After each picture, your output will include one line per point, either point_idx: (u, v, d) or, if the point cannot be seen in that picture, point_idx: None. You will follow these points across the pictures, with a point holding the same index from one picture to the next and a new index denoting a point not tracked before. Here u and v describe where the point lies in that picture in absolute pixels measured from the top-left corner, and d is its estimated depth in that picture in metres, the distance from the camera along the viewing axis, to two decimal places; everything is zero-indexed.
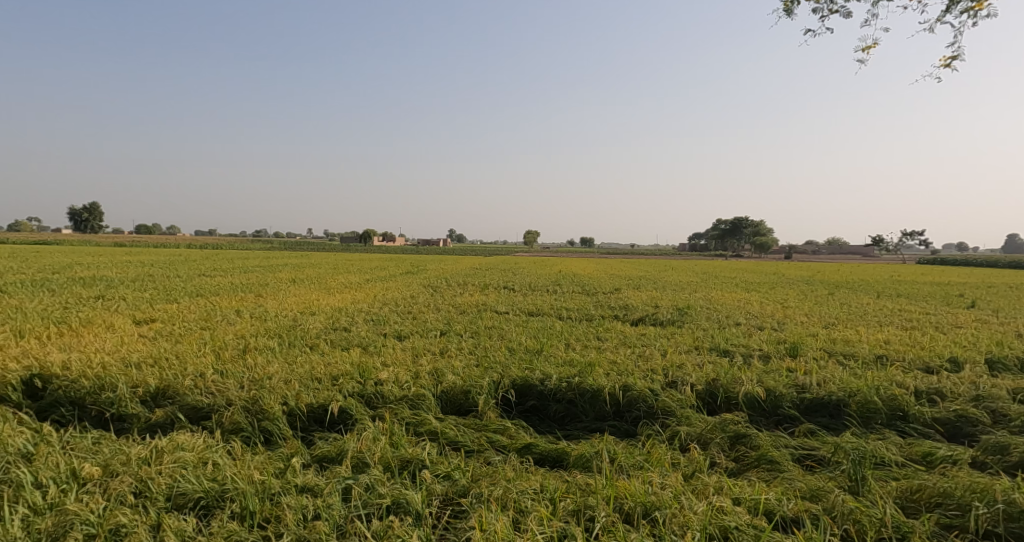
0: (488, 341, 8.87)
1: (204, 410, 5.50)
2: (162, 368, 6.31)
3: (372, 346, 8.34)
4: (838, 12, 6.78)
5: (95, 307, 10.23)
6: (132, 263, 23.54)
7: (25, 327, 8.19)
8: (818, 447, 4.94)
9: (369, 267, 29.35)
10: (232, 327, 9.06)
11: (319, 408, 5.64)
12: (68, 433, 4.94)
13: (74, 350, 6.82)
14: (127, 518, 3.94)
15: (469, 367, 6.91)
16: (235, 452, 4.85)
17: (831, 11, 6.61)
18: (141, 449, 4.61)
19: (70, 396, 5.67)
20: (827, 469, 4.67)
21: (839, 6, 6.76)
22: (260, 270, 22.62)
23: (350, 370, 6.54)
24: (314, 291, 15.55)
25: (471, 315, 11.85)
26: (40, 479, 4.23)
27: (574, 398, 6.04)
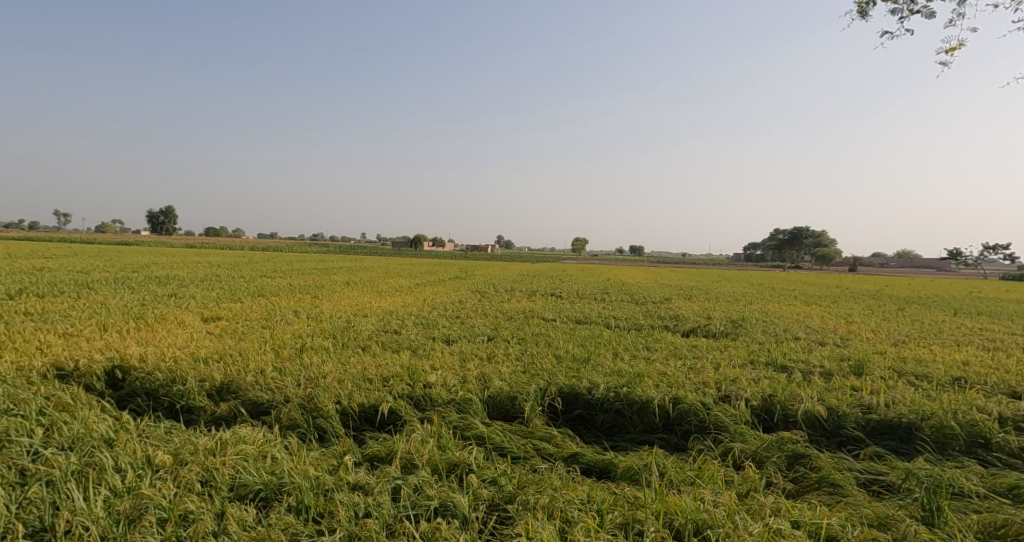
0: (534, 347, 8.92)
1: (264, 406, 5.74)
2: (227, 364, 6.63)
3: (421, 349, 8.51)
4: (921, 12, 6.44)
5: (168, 304, 10.83)
6: (197, 263, 25.11)
7: (107, 321, 8.77)
8: (887, 472, 4.74)
9: (419, 270, 30.65)
10: (290, 327, 9.45)
11: (370, 409, 5.80)
12: (144, 421, 5.25)
13: (150, 344, 7.24)
14: (194, 506, 4.14)
15: (516, 374, 6.96)
16: (291, 448, 5.04)
17: (913, 12, 6.36)
18: (207, 441, 4.85)
19: (146, 387, 6.02)
20: (897, 496, 4.48)
21: (923, 5, 6.44)
22: (318, 272, 23.78)
23: (399, 372, 6.70)
24: (368, 294, 16.04)
25: (518, 321, 11.95)
26: (119, 463, 4.50)
27: (622, 408, 6.00)
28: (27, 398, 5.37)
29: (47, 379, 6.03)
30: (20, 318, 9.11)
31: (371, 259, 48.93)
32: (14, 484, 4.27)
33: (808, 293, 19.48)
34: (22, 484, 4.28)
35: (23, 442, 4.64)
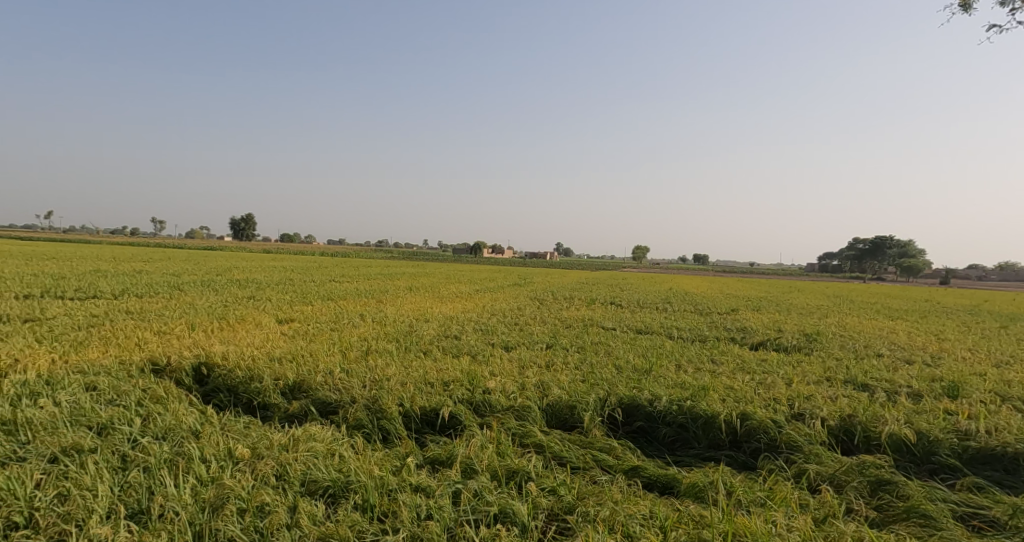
0: (594, 356, 8.85)
1: (333, 405, 5.95)
2: (299, 363, 6.92)
3: (481, 354, 8.59)
4: None
5: (247, 305, 11.45)
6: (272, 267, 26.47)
7: (194, 320, 9.35)
8: (989, 507, 4.43)
9: (479, 276, 31.07)
10: (356, 329, 9.77)
11: (431, 412, 5.91)
12: (226, 415, 5.55)
13: (231, 343, 7.66)
14: (270, 498, 4.33)
15: (576, 382, 6.91)
16: (357, 447, 5.19)
17: None
18: (280, 437, 5.08)
19: (227, 383, 6.36)
20: (1003, 534, 4.18)
21: None
22: (383, 277, 24.51)
23: (460, 377, 6.79)
24: (430, 299, 16.38)
25: (577, 329, 11.88)
26: (204, 454, 4.77)
27: (685, 422, 5.85)
28: (127, 390, 5.84)
29: (143, 373, 6.49)
30: (119, 316, 9.86)
31: (432, 264, 49.94)
32: (115, 468, 4.56)
33: (891, 307, 18.36)
34: (122, 468, 4.58)
35: (123, 430, 5.02)
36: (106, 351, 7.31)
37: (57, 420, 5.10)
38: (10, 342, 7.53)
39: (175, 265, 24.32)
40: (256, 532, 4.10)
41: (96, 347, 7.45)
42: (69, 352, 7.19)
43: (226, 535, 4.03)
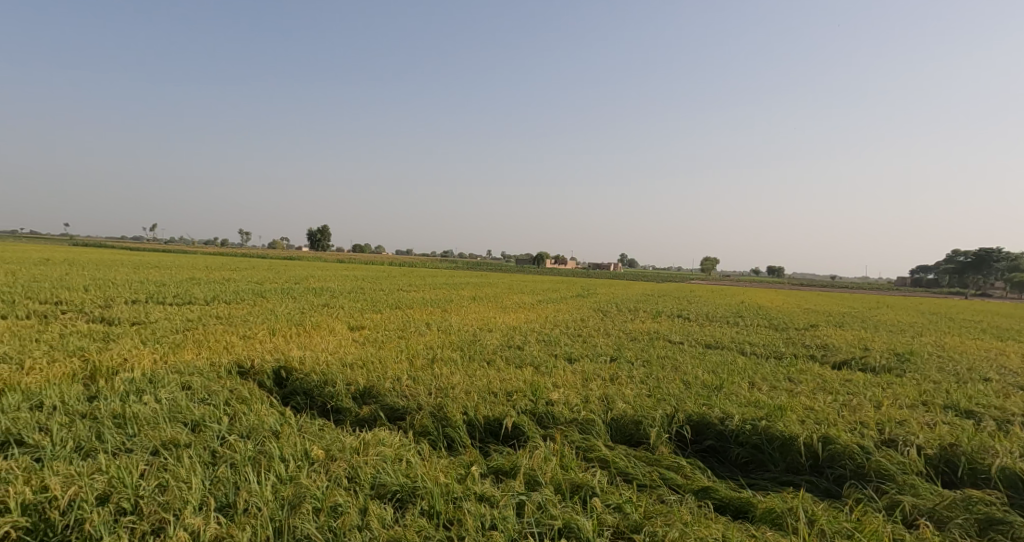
0: (661, 371, 8.59)
1: (400, 411, 6.02)
2: (369, 369, 7.07)
3: (544, 366, 8.50)
4: None
5: (322, 312, 11.88)
6: (344, 276, 27.48)
7: (274, 325, 9.80)
8: None
9: (543, 287, 31.02)
10: (423, 337, 9.91)
11: (494, 421, 5.88)
12: (303, 418, 5.74)
13: (306, 348, 7.95)
14: (342, 499, 4.40)
15: (641, 397, 6.71)
16: (423, 453, 5.22)
17: None
18: (352, 440, 5.19)
19: (303, 386, 6.59)
20: None
21: None
22: (449, 286, 24.87)
23: (523, 387, 6.74)
24: (493, 309, 16.46)
25: (643, 342, 11.59)
26: (284, 453, 4.92)
27: (760, 442, 5.55)
28: (217, 391, 6.17)
29: (230, 374, 6.84)
30: (210, 320, 10.48)
31: (495, 275, 50.33)
32: (206, 463, 4.76)
33: (995, 327, 16.82)
34: (212, 463, 4.77)
35: (212, 427, 5.28)
36: (198, 352, 7.76)
37: (157, 416, 5.42)
38: (118, 342, 8.14)
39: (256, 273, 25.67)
40: (329, 531, 4.16)
41: (189, 348, 7.91)
42: (166, 352, 7.67)
43: (303, 532, 4.11)
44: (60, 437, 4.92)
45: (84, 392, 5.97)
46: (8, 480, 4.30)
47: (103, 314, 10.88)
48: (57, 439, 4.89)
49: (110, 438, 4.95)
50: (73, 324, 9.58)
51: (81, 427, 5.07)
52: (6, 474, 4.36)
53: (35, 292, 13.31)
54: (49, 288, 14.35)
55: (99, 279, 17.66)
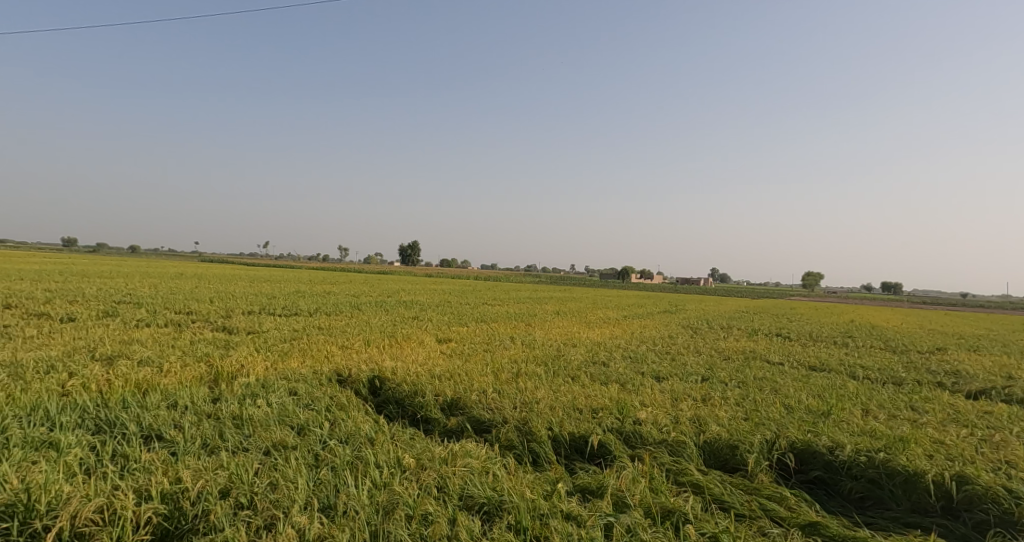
0: (758, 392, 8.04)
1: (486, 424, 5.97)
2: (456, 381, 7.11)
3: (631, 383, 8.19)
4: None
5: (413, 325, 12.18)
6: (433, 289, 28.19)
7: (369, 336, 10.14)
8: None
9: (630, 302, 30.27)
10: (508, 351, 9.88)
11: (580, 439, 5.69)
12: (395, 426, 5.83)
13: (398, 359, 8.13)
14: (432, 508, 4.37)
15: (737, 420, 6.30)
16: (509, 467, 5.12)
17: None
18: (441, 450, 5.21)
19: (395, 396, 6.72)
20: None
21: None
22: (535, 301, 24.85)
23: (609, 405, 6.50)
24: (578, 324, 16.22)
25: (738, 362, 10.95)
26: (378, 460, 5.00)
27: (878, 477, 5.02)
28: (319, 397, 6.42)
29: (330, 381, 7.10)
30: (313, 331, 11.03)
31: (580, 290, 49.92)
32: (310, 465, 4.91)
33: None
34: (315, 466, 4.93)
35: (316, 431, 5.47)
36: (303, 360, 8.14)
37: (269, 418, 5.70)
38: (235, 349, 8.74)
39: (352, 286, 26.90)
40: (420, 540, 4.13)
41: (295, 357, 8.33)
42: (276, 360, 8.12)
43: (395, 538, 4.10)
44: (190, 434, 5.27)
45: (209, 394, 6.41)
46: (150, 470, 4.60)
47: (225, 323, 11.78)
48: (188, 435, 5.24)
49: (230, 437, 5.24)
50: (199, 332, 10.42)
51: (207, 426, 5.41)
52: (148, 465, 4.67)
53: (167, 303, 14.66)
54: (180, 299, 15.76)
55: (220, 292, 19.23)
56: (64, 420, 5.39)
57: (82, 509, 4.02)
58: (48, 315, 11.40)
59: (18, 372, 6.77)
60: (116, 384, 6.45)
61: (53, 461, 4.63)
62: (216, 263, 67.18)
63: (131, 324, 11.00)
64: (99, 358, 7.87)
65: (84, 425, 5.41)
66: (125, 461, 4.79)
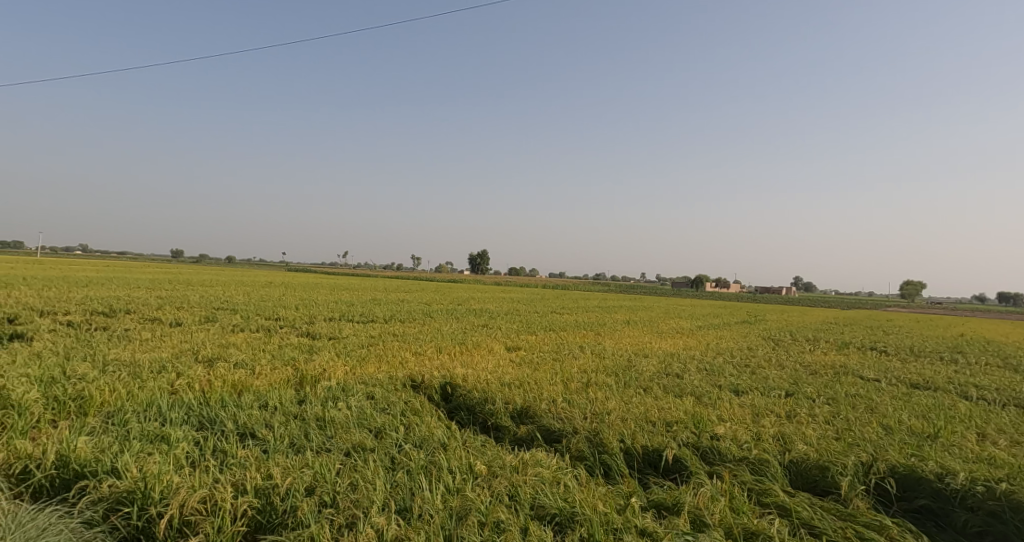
0: (851, 410, 7.43)
1: (556, 433, 5.79)
2: (526, 390, 6.98)
3: (707, 396, 7.78)
4: None
5: (483, 332, 12.18)
6: (503, 298, 28.31)
7: (440, 343, 10.20)
8: None
9: (706, 313, 29.20)
10: (577, 360, 9.65)
11: (653, 453, 5.40)
12: (466, 432, 5.76)
13: (468, 366, 8.09)
14: (504, 515, 4.24)
15: (827, 439, 5.81)
16: (580, 478, 4.92)
17: None
18: (512, 458, 5.09)
19: (466, 402, 6.67)
20: None
21: None
22: (605, 310, 24.40)
23: (685, 419, 6.17)
24: (650, 334, 15.74)
25: (827, 377, 10.21)
26: (451, 465, 4.93)
27: (998, 510, 4.45)
28: (395, 402, 6.46)
29: (405, 387, 7.15)
30: (388, 337, 11.23)
31: (653, 299, 48.80)
32: (387, 468, 4.91)
33: None
34: (392, 468, 4.92)
35: (392, 435, 5.48)
36: (379, 366, 8.27)
37: (349, 421, 5.78)
38: (317, 354, 9.01)
39: (425, 294, 27.47)
40: None
41: (372, 362, 8.47)
42: (354, 364, 8.29)
43: None
44: (279, 434, 5.41)
45: (295, 396, 6.60)
46: (245, 465, 4.74)
47: (309, 329, 12.23)
48: (277, 434, 5.39)
49: (315, 437, 5.33)
50: (286, 337, 10.86)
51: (294, 426, 5.55)
52: (244, 461, 4.82)
53: (259, 309, 15.45)
54: (269, 306, 16.57)
55: (305, 299, 20.08)
56: (173, 415, 5.69)
57: (188, 499, 4.17)
58: (159, 319, 12.30)
59: (136, 372, 7.26)
60: (216, 384, 6.77)
61: (164, 453, 4.88)
62: (299, 272, 70.59)
63: (227, 329, 11.65)
64: (201, 359, 8.34)
65: (189, 421, 5.69)
66: (223, 456, 4.97)
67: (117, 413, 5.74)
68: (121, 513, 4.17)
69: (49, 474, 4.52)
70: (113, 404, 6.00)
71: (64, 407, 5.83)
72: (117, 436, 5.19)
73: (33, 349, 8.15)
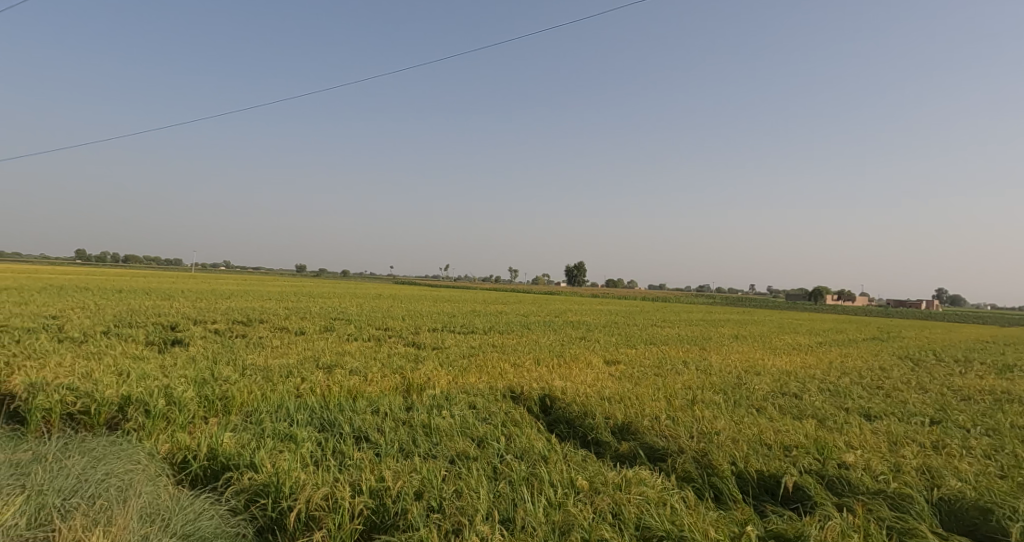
0: (1012, 443, 6.45)
1: (660, 451, 5.48)
2: (627, 405, 6.72)
3: (829, 420, 7.09)
4: None
5: (581, 345, 11.95)
6: (604, 311, 27.76)
7: (539, 356, 10.12)
8: None
9: (827, 328, 26.98)
10: (681, 376, 9.18)
11: (770, 479, 4.97)
12: (566, 446, 5.61)
13: (567, 379, 7.93)
14: (608, 534, 4.04)
15: (985, 476, 5.07)
16: (688, 500, 4.60)
17: None
18: (615, 475, 4.87)
19: (566, 415, 6.51)
20: None
21: None
22: (713, 324, 23.20)
23: (806, 443, 5.64)
24: (762, 350, 14.73)
25: (977, 404, 8.99)
26: (552, 478, 4.79)
27: None
28: (496, 412, 6.45)
29: (504, 397, 7.13)
30: (488, 348, 11.31)
31: (766, 312, 46.00)
32: (490, 477, 4.87)
33: None
34: (494, 478, 4.87)
35: (493, 444, 5.45)
36: (479, 376, 8.31)
37: (453, 429, 5.82)
38: (422, 363, 9.24)
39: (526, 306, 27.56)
40: None
41: (473, 372, 8.54)
42: (457, 374, 8.39)
43: None
44: (390, 438, 5.56)
45: (403, 403, 6.78)
46: (361, 467, 4.90)
47: (415, 339, 12.62)
48: (388, 439, 5.54)
49: (422, 443, 5.42)
50: (394, 346, 11.26)
51: (403, 432, 5.69)
52: (359, 463, 4.98)
53: (370, 319, 16.21)
54: (379, 316, 17.33)
55: (411, 310, 20.82)
56: (299, 417, 6.03)
57: (314, 495, 4.35)
58: (285, 328, 13.24)
59: (269, 375, 7.82)
60: (334, 390, 7.12)
61: (293, 451, 5.16)
62: (406, 284, 73.66)
63: (343, 338, 12.29)
64: (322, 365, 8.84)
65: (312, 423, 6.01)
66: (341, 457, 5.18)
67: (254, 413, 6.19)
68: (259, 504, 4.45)
69: (203, 464, 4.95)
70: (251, 404, 6.47)
71: (212, 405, 6.36)
72: (254, 433, 5.58)
73: (189, 352, 9.04)
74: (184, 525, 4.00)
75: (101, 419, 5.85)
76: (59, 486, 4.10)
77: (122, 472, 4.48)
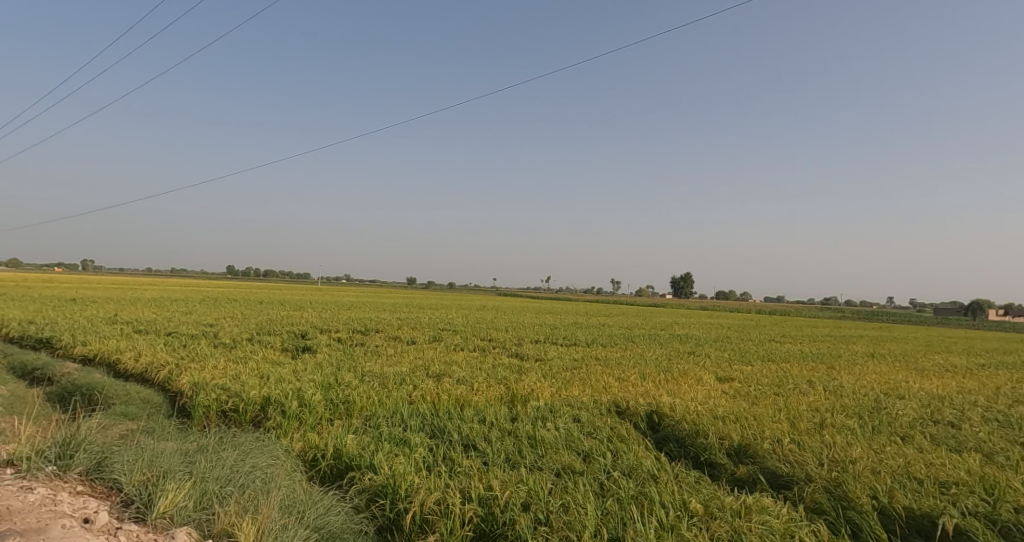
0: None
1: (784, 478, 5.22)
2: (744, 425, 6.45)
3: (991, 454, 6.35)
4: None
5: (691, 360, 11.58)
6: (717, 324, 26.57)
7: (647, 370, 9.95)
8: None
9: (982, 346, 24.03)
10: (805, 397, 8.62)
11: (922, 518, 4.56)
12: (678, 466, 5.49)
13: (676, 395, 7.74)
14: None
15: None
16: (819, 535, 4.36)
17: None
18: (733, 500, 4.70)
19: (675, 434, 6.37)
20: None
21: None
22: (841, 340, 21.45)
23: (968, 481, 5.14)
24: (901, 370, 13.44)
25: None
26: (663, 499, 4.72)
27: None
28: (602, 426, 6.45)
29: (610, 412, 7.10)
30: (592, 361, 11.28)
31: (902, 328, 41.83)
32: (597, 493, 4.89)
33: None
34: (601, 494, 4.89)
35: (599, 460, 5.46)
36: (584, 389, 8.32)
37: (558, 442, 5.90)
38: (527, 375, 9.40)
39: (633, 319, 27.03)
40: None
41: (577, 385, 8.57)
42: (561, 387, 8.45)
43: None
44: (496, 447, 5.74)
45: (508, 413, 6.95)
46: (469, 474, 5.11)
47: (519, 350, 12.83)
48: (494, 448, 5.73)
49: (528, 455, 5.54)
50: (499, 357, 11.54)
51: (508, 442, 5.85)
52: (467, 470, 5.20)
53: (477, 330, 16.69)
54: (485, 327, 17.80)
55: (516, 322, 21.16)
56: (412, 423, 6.39)
57: (427, 499, 4.60)
58: (398, 338, 13.98)
59: (384, 382, 8.33)
60: (444, 398, 7.45)
61: (407, 455, 5.48)
62: (511, 296, 74.87)
63: (451, 348, 12.77)
64: (432, 374, 9.26)
65: (424, 429, 6.34)
66: (451, 463, 5.43)
67: (373, 417, 6.63)
68: (378, 503, 4.78)
69: (330, 463, 5.39)
70: (369, 408, 6.94)
71: (337, 408, 6.89)
72: (372, 436, 5.99)
73: (316, 358, 9.84)
74: (316, 517, 4.38)
75: (247, 417, 6.55)
76: (217, 475, 4.65)
77: (265, 466, 5.01)
